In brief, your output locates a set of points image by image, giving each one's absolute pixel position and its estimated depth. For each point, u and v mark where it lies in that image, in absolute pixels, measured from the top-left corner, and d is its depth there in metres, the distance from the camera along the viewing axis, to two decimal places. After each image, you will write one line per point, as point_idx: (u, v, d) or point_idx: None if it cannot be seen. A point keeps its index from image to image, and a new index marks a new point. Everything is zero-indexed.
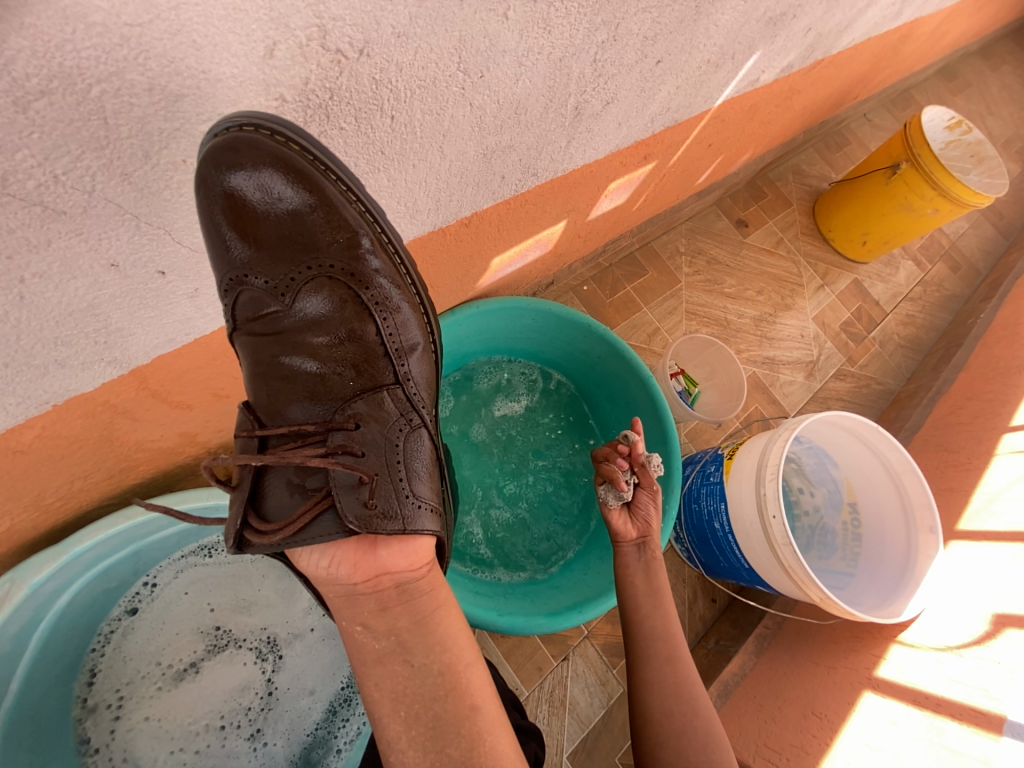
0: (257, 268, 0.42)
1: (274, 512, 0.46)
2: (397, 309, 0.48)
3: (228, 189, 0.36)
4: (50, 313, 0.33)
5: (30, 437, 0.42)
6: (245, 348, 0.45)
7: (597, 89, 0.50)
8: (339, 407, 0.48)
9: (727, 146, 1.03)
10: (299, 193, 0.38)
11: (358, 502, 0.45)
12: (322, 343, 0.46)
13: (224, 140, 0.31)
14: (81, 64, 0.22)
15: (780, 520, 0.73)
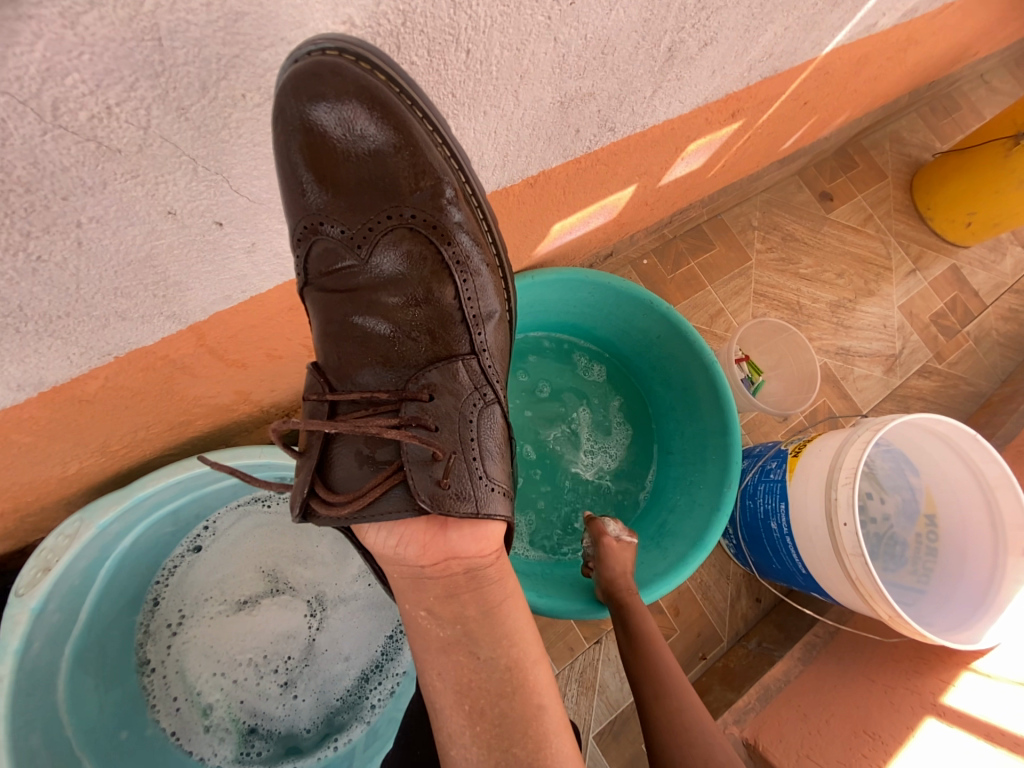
0: (333, 215, 0.40)
1: (342, 483, 0.44)
2: (476, 272, 0.45)
3: (308, 122, 0.35)
4: (109, 262, 0.32)
5: (95, 387, 0.42)
6: (316, 304, 0.44)
7: (697, 25, 0.43)
8: (411, 376, 0.45)
9: (822, 106, 0.92)
10: (383, 130, 0.38)
11: (430, 480, 0.43)
12: (396, 303, 0.44)
13: (308, 62, 0.29)
14: None
15: (851, 528, 0.67)
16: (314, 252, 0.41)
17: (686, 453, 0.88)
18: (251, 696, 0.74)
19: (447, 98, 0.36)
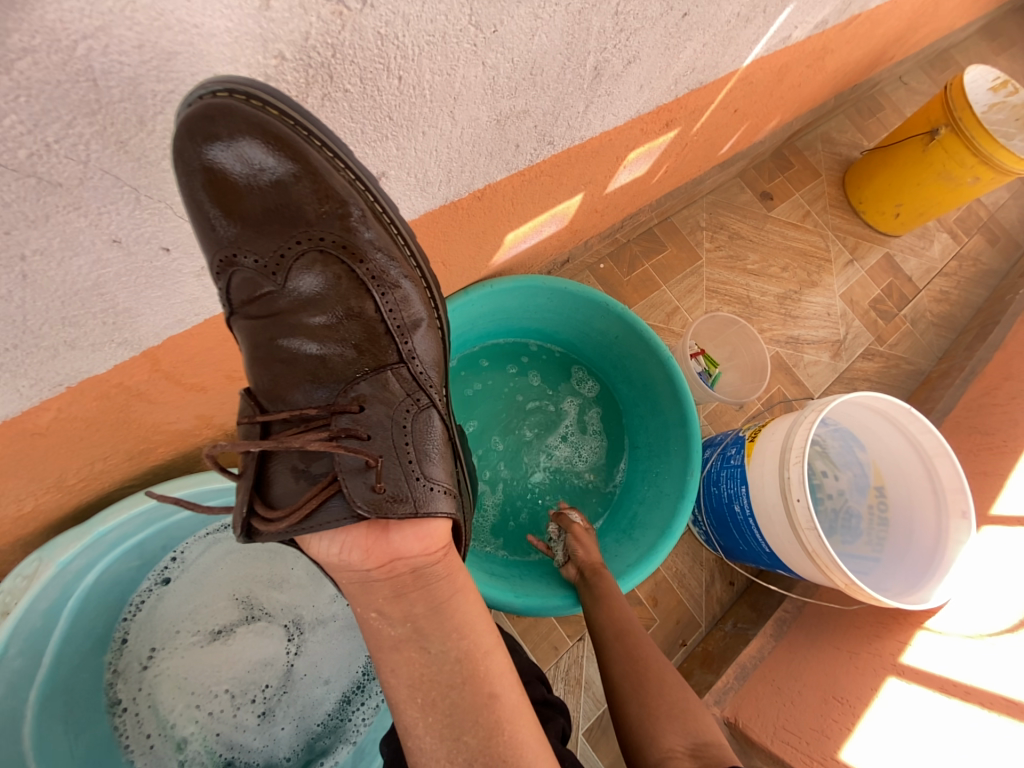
0: (244, 245, 0.41)
1: (280, 499, 0.46)
2: (396, 285, 0.46)
3: (207, 162, 0.35)
4: (56, 292, 0.32)
5: (48, 419, 0.42)
6: (242, 331, 0.44)
7: (618, 45, 0.47)
8: (342, 389, 0.47)
9: (753, 112, 0.98)
10: (282, 161, 0.37)
11: (366, 487, 0.45)
12: (319, 324, 0.45)
13: (199, 107, 0.29)
14: (64, 18, 0.20)
15: (804, 503, 0.71)
16: (255, 274, 0.42)
17: (651, 446, 0.91)
18: (228, 729, 0.73)
19: (385, 120, 0.37)
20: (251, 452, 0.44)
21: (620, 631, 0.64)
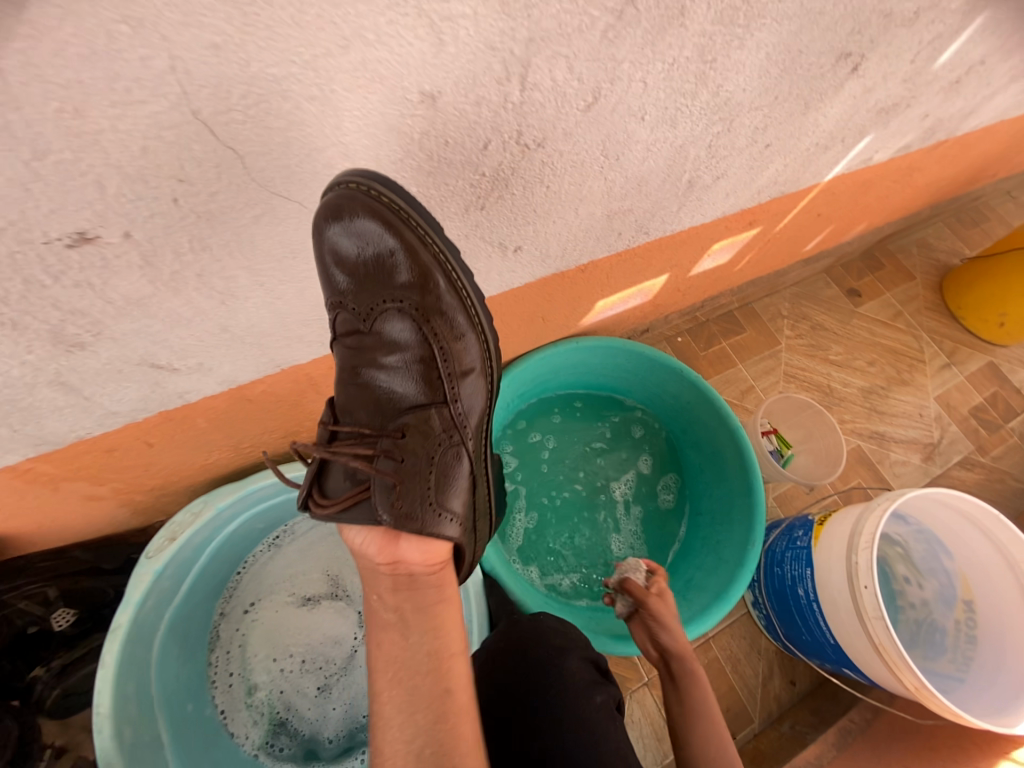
0: (350, 297, 0.48)
1: (332, 490, 0.53)
2: (459, 342, 0.52)
3: (329, 236, 0.42)
4: (306, 304, 0.48)
5: (257, 391, 0.58)
6: (338, 356, 0.52)
7: (710, 166, 0.60)
8: (392, 416, 0.53)
9: (837, 217, 1.06)
10: (388, 237, 0.44)
11: (388, 501, 0.50)
12: (392, 361, 0.52)
13: (335, 195, 0.38)
14: (386, 155, 0.37)
15: (871, 591, 0.70)
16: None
17: (714, 513, 0.94)
18: (290, 692, 0.81)
19: (532, 214, 0.52)
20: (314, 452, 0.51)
21: (707, 734, 0.60)
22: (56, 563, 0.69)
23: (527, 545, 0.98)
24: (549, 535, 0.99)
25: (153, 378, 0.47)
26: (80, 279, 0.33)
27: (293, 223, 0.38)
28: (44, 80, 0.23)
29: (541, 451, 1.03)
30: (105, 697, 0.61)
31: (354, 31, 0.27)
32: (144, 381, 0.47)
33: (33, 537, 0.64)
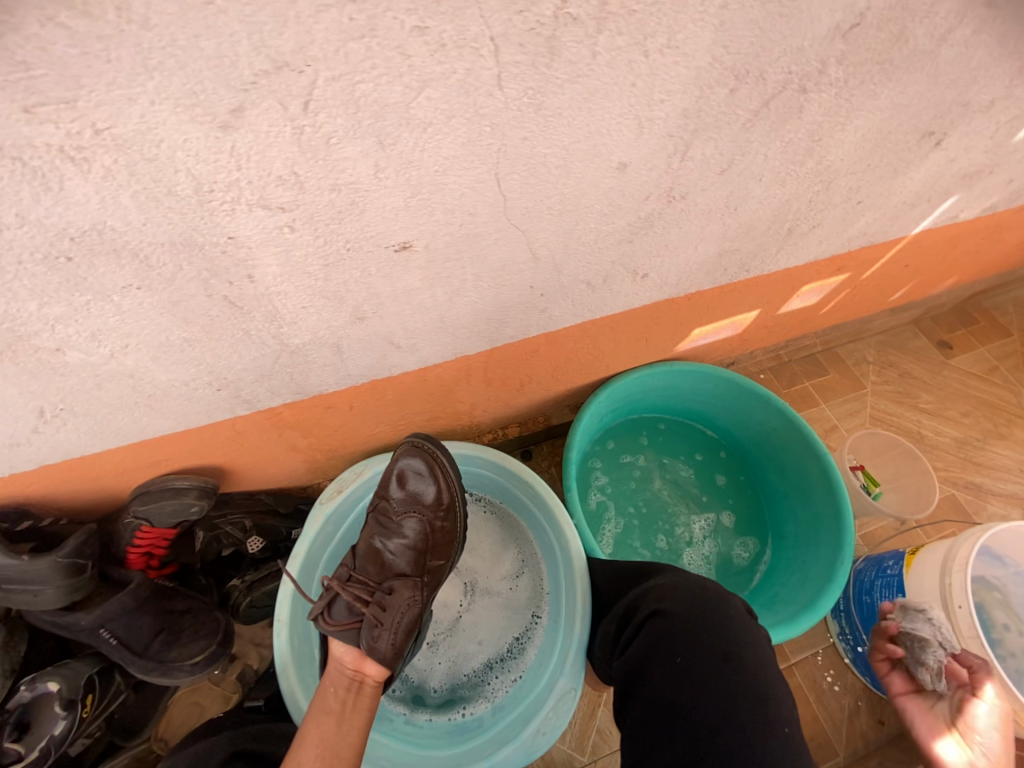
0: (392, 497, 0.80)
1: (337, 615, 0.72)
2: (443, 545, 0.81)
3: (401, 472, 0.79)
4: (492, 307, 0.65)
5: (431, 374, 0.77)
6: (361, 542, 0.79)
7: (807, 217, 0.73)
8: (382, 584, 0.75)
9: (925, 269, 1.13)
10: (424, 465, 0.80)
11: (369, 635, 0.70)
12: (401, 541, 0.78)
13: (413, 448, 0.80)
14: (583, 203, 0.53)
15: (967, 612, 0.74)
16: (563, 314, 0.73)
17: (799, 535, 0.99)
18: None
19: (663, 249, 0.67)
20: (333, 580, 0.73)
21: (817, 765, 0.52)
22: (249, 502, 0.87)
23: (617, 548, 1.05)
24: (636, 538, 1.06)
25: (382, 349, 0.65)
26: (387, 269, 0.52)
27: (511, 246, 0.56)
28: (438, 153, 0.41)
29: (628, 467, 1.14)
30: (286, 606, 0.76)
31: (599, 125, 0.44)
32: (376, 350, 0.65)
33: (248, 475, 0.83)
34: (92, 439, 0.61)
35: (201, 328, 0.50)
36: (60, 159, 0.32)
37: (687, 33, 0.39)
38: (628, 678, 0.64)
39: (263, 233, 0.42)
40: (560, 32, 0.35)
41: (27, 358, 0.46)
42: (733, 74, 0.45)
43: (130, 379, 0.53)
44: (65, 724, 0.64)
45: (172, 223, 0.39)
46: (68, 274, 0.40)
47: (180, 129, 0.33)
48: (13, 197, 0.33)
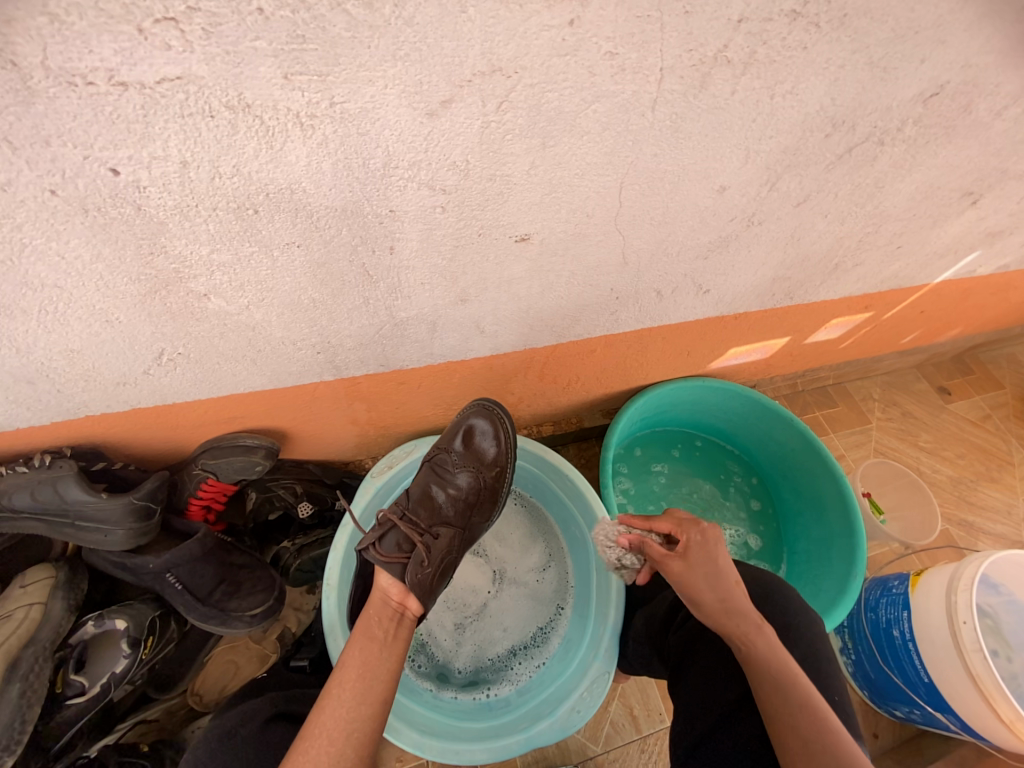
0: (455, 451, 0.86)
1: (387, 548, 0.75)
2: (485, 505, 0.88)
3: (471, 429, 0.86)
4: (573, 306, 0.71)
5: (497, 363, 0.82)
6: (414, 486, 0.84)
7: (853, 256, 0.81)
8: (430, 526, 0.80)
9: (936, 317, 1.23)
10: (491, 429, 0.87)
11: (416, 570, 0.74)
12: (454, 491, 0.84)
13: (485, 409, 0.87)
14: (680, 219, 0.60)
15: (971, 627, 0.79)
16: (628, 319, 0.79)
17: (811, 553, 1.07)
18: (433, 622, 0.97)
19: (728, 270, 0.74)
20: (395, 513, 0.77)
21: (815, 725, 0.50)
22: (299, 469, 0.90)
23: None
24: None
25: (467, 331, 0.70)
26: (502, 257, 0.57)
27: (610, 250, 0.62)
28: (584, 158, 0.47)
29: (658, 475, 1.21)
30: (336, 573, 0.81)
31: (715, 152, 0.51)
32: (462, 332, 0.70)
33: (307, 443, 0.86)
34: (189, 388, 0.64)
35: (330, 291, 0.54)
36: (293, 123, 0.37)
37: (806, 83, 0.47)
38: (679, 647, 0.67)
39: (418, 210, 0.48)
40: (714, 71, 0.42)
41: (175, 300, 0.50)
42: (830, 122, 0.52)
43: (249, 332, 0.57)
44: (126, 662, 0.71)
45: (351, 191, 0.44)
46: (248, 225, 0.44)
47: (396, 111, 0.38)
48: (240, 151, 0.38)
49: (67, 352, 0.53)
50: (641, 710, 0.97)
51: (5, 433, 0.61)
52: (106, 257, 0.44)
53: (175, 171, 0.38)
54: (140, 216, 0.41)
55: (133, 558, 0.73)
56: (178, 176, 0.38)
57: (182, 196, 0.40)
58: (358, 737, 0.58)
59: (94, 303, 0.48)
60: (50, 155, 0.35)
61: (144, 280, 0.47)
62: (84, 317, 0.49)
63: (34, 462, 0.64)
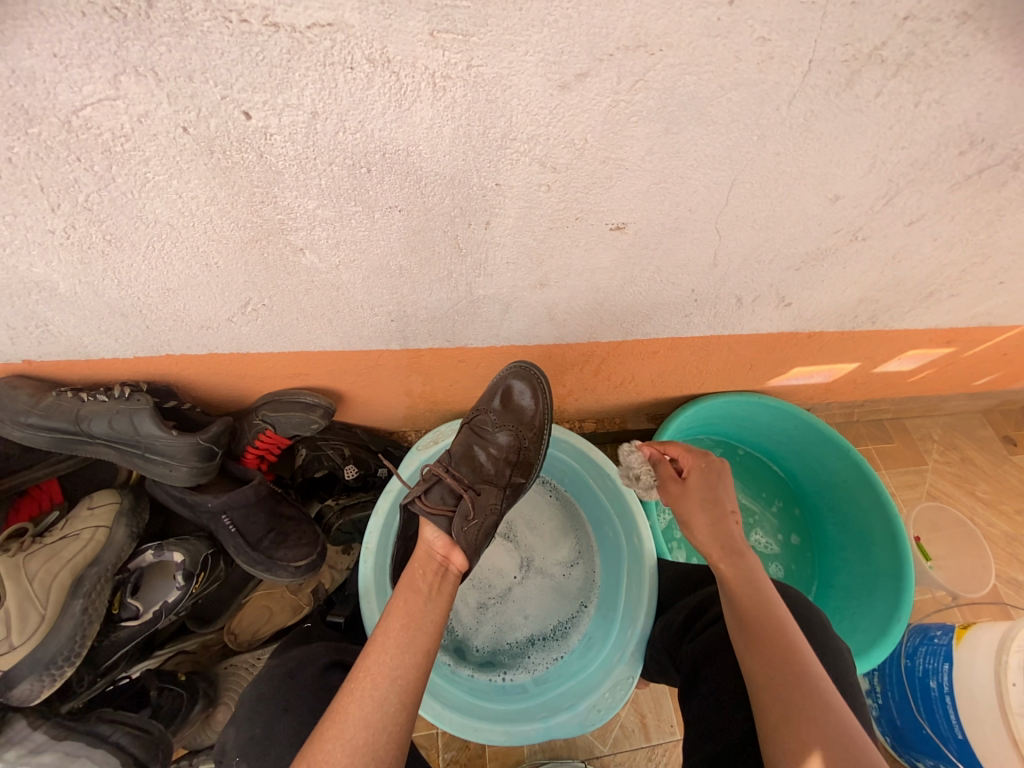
0: (493, 413, 0.85)
1: (432, 501, 0.75)
2: (525, 463, 0.88)
3: (509, 391, 0.84)
4: (648, 304, 0.69)
5: (557, 352, 0.81)
6: (455, 446, 0.85)
7: (950, 285, 0.76)
8: (473, 483, 0.80)
9: (1019, 361, 1.15)
10: (529, 392, 0.84)
11: (460, 521, 0.74)
12: (495, 451, 0.84)
13: (522, 368, 0.83)
14: (781, 226, 0.57)
15: (1021, 690, 0.75)
16: (700, 323, 0.77)
17: (851, 588, 1.03)
18: (457, 598, 0.98)
19: (814, 285, 0.71)
20: (436, 469, 0.78)
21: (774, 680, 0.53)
22: (347, 433, 0.92)
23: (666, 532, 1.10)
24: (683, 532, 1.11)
25: (538, 316, 0.69)
26: (593, 245, 0.56)
27: (701, 251, 0.60)
28: (703, 149, 0.45)
29: None
30: (374, 537, 0.83)
31: (839, 157, 0.48)
32: (533, 317, 0.69)
33: (360, 407, 0.87)
34: (265, 340, 0.65)
35: (419, 259, 0.54)
36: (426, 83, 0.36)
37: (956, 94, 0.43)
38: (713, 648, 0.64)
39: (523, 187, 0.47)
40: (863, 69, 0.40)
41: (272, 250, 0.51)
42: (970, 138, 0.48)
43: (332, 292, 0.58)
44: (178, 593, 0.74)
45: (463, 160, 0.43)
46: (358, 183, 0.44)
47: (529, 80, 0.37)
48: (369, 107, 0.37)
49: (163, 290, 0.55)
50: (653, 718, 0.96)
51: (92, 361, 0.64)
52: (219, 200, 0.45)
53: (303, 121, 0.38)
54: (260, 163, 0.41)
55: (192, 495, 0.76)
56: (304, 126, 0.39)
57: (303, 148, 0.40)
58: (402, 683, 0.57)
59: (198, 245, 0.49)
60: (193, 92, 0.36)
61: (248, 228, 0.48)
62: (186, 258, 0.51)
63: (115, 392, 0.68)
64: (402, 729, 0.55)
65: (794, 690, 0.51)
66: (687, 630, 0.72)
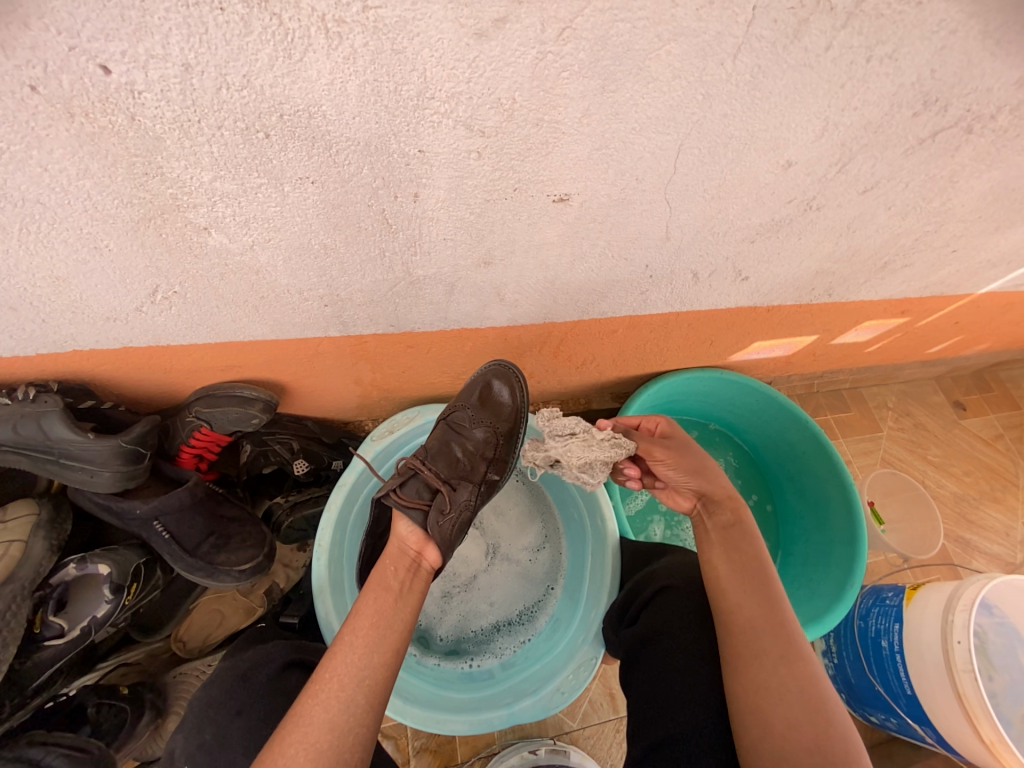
0: (471, 409, 0.83)
1: (408, 494, 0.71)
2: (502, 463, 0.85)
3: (488, 389, 0.82)
4: (602, 282, 0.66)
5: (512, 335, 0.77)
6: (432, 439, 0.80)
7: (904, 256, 0.75)
8: (451, 478, 0.76)
9: (970, 329, 1.17)
10: (507, 390, 0.83)
11: (435, 517, 0.70)
12: (471, 446, 0.81)
13: (502, 368, 0.83)
14: (733, 196, 0.54)
15: (965, 647, 0.78)
16: (657, 300, 0.74)
17: (809, 555, 1.06)
18: None
19: (770, 258, 0.69)
20: (416, 460, 0.73)
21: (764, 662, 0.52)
22: (296, 425, 0.87)
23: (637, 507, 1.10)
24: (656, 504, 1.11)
25: (486, 297, 0.65)
26: (536, 218, 0.52)
27: (651, 224, 0.56)
28: (644, 111, 0.41)
29: None
30: (328, 534, 0.80)
31: (790, 118, 0.45)
32: (481, 298, 0.65)
33: (307, 399, 0.82)
34: (186, 331, 0.59)
35: (344, 237, 0.49)
36: (317, 29, 0.31)
37: (908, 48, 0.40)
38: (668, 625, 0.63)
39: (450, 154, 0.42)
40: (812, 18, 0.36)
41: (172, 230, 0.45)
42: (923, 99, 0.45)
43: (251, 276, 0.52)
44: (109, 606, 0.71)
45: (377, 123, 0.38)
46: (258, 151, 0.39)
47: (439, 27, 0.32)
48: (253, 58, 0.32)
49: (52, 278, 0.48)
50: (620, 691, 0.97)
51: None
52: (94, 173, 0.39)
53: (176, 75, 0.32)
54: (134, 127, 0.35)
55: (121, 501, 0.71)
56: (178, 82, 0.33)
57: (183, 108, 0.35)
58: (370, 684, 0.53)
59: (81, 226, 0.43)
60: (31, 41, 0.29)
61: (137, 205, 0.42)
62: (70, 240, 0.44)
63: (17, 394, 0.61)
64: (368, 732, 0.51)
65: (781, 671, 0.51)
66: (631, 610, 0.72)
